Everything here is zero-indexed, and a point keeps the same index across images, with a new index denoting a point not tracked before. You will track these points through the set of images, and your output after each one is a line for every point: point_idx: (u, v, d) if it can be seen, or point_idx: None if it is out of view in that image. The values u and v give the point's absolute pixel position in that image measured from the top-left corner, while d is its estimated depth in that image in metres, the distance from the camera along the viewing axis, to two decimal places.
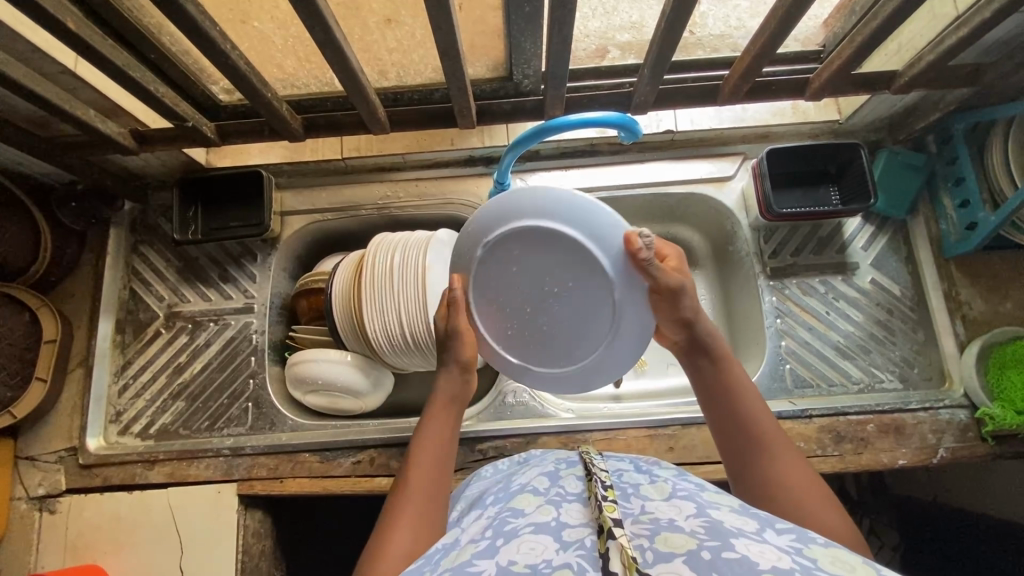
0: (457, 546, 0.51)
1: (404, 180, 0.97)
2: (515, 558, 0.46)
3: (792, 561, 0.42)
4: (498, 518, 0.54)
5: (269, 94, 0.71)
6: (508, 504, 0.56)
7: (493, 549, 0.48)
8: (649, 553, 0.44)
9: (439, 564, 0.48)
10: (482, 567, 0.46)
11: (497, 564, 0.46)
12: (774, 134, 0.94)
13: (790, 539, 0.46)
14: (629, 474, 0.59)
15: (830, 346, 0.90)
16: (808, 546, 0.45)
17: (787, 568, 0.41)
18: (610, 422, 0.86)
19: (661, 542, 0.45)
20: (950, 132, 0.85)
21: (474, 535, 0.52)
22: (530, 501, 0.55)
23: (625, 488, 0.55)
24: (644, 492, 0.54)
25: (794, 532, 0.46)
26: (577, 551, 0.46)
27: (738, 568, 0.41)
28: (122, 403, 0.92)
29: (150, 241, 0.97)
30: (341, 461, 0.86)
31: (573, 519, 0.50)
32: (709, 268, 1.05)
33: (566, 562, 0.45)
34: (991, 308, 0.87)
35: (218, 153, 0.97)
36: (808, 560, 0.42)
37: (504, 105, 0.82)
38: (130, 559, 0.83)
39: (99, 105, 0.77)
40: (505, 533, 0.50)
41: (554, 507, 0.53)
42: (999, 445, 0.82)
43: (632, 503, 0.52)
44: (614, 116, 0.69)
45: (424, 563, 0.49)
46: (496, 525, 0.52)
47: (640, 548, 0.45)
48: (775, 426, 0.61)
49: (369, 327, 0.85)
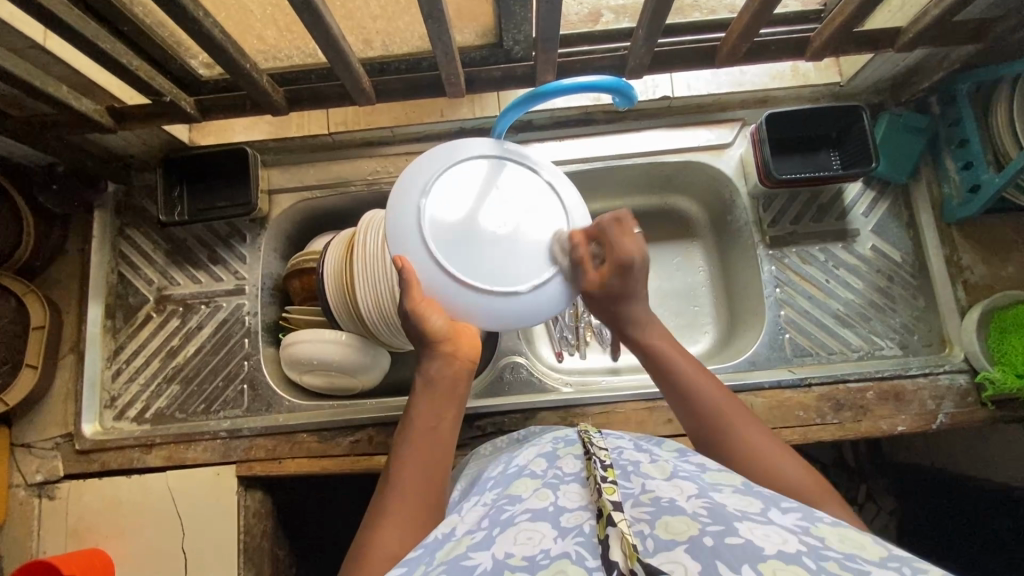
0: (453, 537, 0.51)
1: (394, 155, 0.95)
2: (511, 550, 0.46)
3: (799, 541, 0.43)
4: (495, 505, 0.54)
5: (248, 65, 0.68)
6: (506, 491, 0.56)
7: (490, 539, 0.48)
8: (649, 541, 0.44)
9: (434, 558, 0.49)
10: (478, 561, 0.46)
11: (494, 557, 0.46)
12: (774, 98, 0.91)
13: (795, 518, 0.46)
14: (629, 452, 0.58)
15: (829, 314, 0.89)
16: (814, 524, 0.45)
17: (794, 552, 0.41)
18: (608, 395, 0.85)
19: (661, 529, 0.44)
20: (954, 93, 0.82)
21: (472, 523, 0.52)
22: (528, 485, 0.55)
23: (625, 468, 0.54)
24: (645, 471, 0.54)
25: (799, 511, 0.47)
26: (575, 538, 0.46)
27: (741, 553, 0.41)
28: (116, 388, 0.91)
29: (136, 224, 0.95)
30: (339, 441, 0.86)
31: (571, 502, 0.50)
32: (708, 238, 1.03)
33: (565, 552, 0.44)
34: (993, 274, 0.86)
35: (201, 130, 0.94)
36: (815, 539, 0.43)
37: (495, 72, 0.79)
38: (132, 542, 0.84)
39: (73, 81, 0.74)
40: (501, 522, 0.50)
41: (552, 490, 0.53)
42: (998, 410, 0.81)
43: (632, 482, 0.52)
44: (609, 80, 0.65)
45: (422, 556, 0.49)
46: (493, 514, 0.52)
47: (640, 535, 0.45)
48: (717, 389, 0.64)
49: (363, 304, 0.83)
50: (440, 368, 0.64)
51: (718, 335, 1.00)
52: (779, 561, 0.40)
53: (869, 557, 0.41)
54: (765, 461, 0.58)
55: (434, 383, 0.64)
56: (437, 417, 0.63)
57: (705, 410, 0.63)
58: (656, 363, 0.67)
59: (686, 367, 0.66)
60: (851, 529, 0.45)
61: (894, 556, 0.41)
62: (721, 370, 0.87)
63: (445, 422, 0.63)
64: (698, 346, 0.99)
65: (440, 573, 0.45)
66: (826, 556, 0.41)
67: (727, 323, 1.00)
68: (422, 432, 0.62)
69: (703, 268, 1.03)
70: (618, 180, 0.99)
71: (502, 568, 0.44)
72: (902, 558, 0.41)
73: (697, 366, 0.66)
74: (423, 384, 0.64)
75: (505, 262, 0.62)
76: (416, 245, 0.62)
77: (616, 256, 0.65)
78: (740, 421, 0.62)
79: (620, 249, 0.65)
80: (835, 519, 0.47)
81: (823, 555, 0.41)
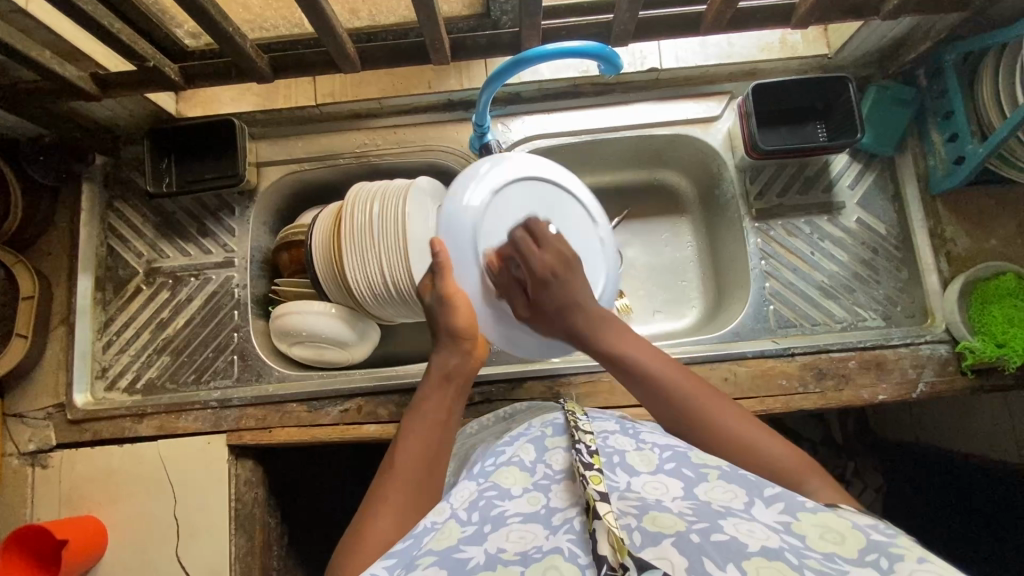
0: (440, 520, 0.52)
1: (381, 128, 0.94)
2: (504, 546, 0.47)
3: (782, 539, 0.43)
4: (483, 494, 0.55)
5: (231, 29, 0.68)
6: (491, 479, 0.57)
7: (481, 535, 0.49)
8: (637, 536, 0.44)
9: (424, 547, 0.49)
10: (470, 554, 0.47)
11: (486, 552, 0.47)
12: (761, 71, 0.91)
13: (778, 509, 0.47)
14: (616, 438, 0.60)
15: (813, 286, 0.89)
16: (795, 518, 0.46)
17: (777, 548, 0.41)
18: (594, 364, 0.86)
19: (649, 521, 0.45)
20: (941, 64, 0.83)
21: (460, 510, 0.53)
22: (518, 479, 0.56)
23: (610, 458, 0.57)
24: (631, 463, 0.56)
25: (783, 500, 0.48)
26: (567, 534, 0.47)
27: (726, 551, 0.41)
28: (108, 358, 0.92)
29: (125, 197, 0.95)
30: (328, 410, 0.87)
31: (560, 501, 0.52)
32: (696, 213, 1.04)
33: (557, 546, 0.46)
34: (976, 245, 0.87)
35: (188, 101, 0.93)
36: (797, 539, 0.43)
37: (480, 39, 0.78)
38: (124, 510, 0.85)
39: (56, 47, 0.73)
40: (492, 518, 0.51)
41: (542, 493, 0.54)
42: (978, 379, 0.82)
43: (619, 477, 0.53)
44: (593, 45, 0.67)
45: (411, 543, 0.50)
46: (483, 508, 0.53)
47: (628, 527, 0.45)
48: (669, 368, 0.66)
49: (350, 275, 0.84)
50: (457, 364, 0.69)
51: (705, 309, 1.00)
52: (763, 558, 0.40)
53: (848, 553, 0.42)
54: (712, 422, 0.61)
55: (449, 376, 0.69)
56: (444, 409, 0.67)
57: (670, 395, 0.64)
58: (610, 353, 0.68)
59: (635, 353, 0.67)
60: (830, 514, 0.47)
61: (871, 546, 0.43)
62: (705, 341, 0.88)
63: (450, 417, 0.67)
64: (685, 320, 1.00)
65: (431, 563, 0.46)
66: (808, 556, 0.41)
67: (713, 297, 1.00)
68: (431, 423, 0.65)
69: (691, 244, 1.04)
70: (607, 154, 0.99)
71: (495, 562, 0.46)
72: (878, 546, 0.43)
73: (653, 350, 0.68)
74: (436, 377, 0.69)
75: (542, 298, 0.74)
76: (468, 258, 0.72)
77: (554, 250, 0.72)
78: (709, 401, 0.63)
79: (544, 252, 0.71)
80: (813, 505, 0.48)
81: (804, 553, 0.41)
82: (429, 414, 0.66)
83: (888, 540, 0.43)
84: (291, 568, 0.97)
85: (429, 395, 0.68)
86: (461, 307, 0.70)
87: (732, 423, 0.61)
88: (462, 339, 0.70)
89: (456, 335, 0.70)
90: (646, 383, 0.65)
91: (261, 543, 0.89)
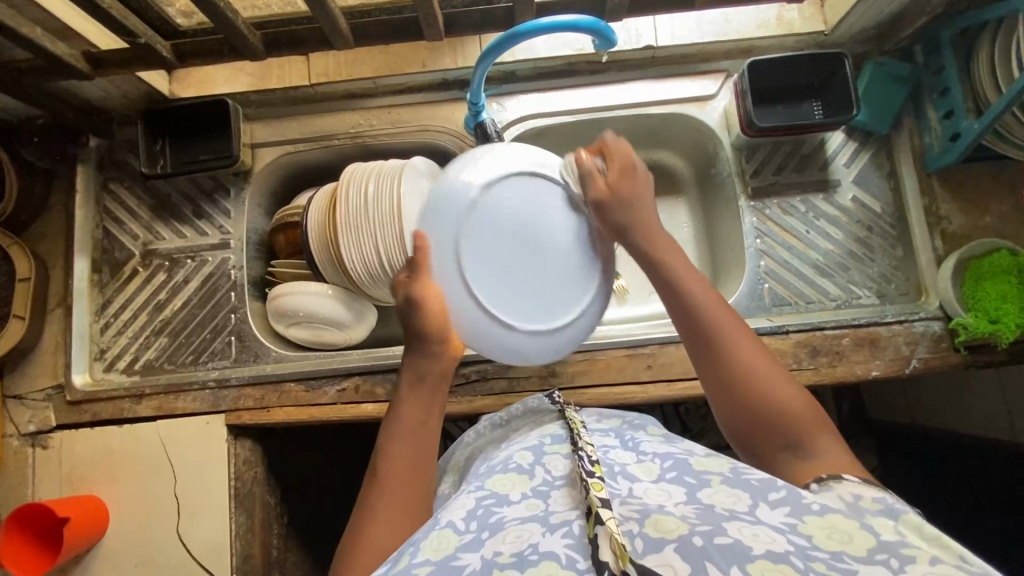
0: (437, 526, 0.52)
1: (376, 108, 0.94)
2: (500, 549, 0.47)
3: (787, 541, 0.44)
4: (482, 503, 0.55)
5: (223, 4, 0.67)
6: (490, 483, 0.58)
7: (479, 541, 0.49)
8: (638, 541, 0.44)
9: (419, 555, 0.49)
10: (468, 561, 0.47)
11: (482, 557, 0.47)
12: (758, 48, 0.91)
13: (784, 512, 0.48)
14: (616, 452, 0.60)
15: (808, 265, 0.90)
16: (801, 520, 0.47)
17: (782, 552, 0.42)
18: (589, 343, 0.87)
19: (650, 527, 0.45)
20: (938, 40, 0.83)
21: (456, 519, 0.52)
22: (517, 485, 0.57)
23: (612, 467, 0.56)
24: (631, 472, 0.56)
25: (789, 504, 0.49)
26: (565, 540, 0.46)
27: (730, 554, 0.42)
28: (105, 340, 0.92)
29: (120, 179, 0.95)
30: (326, 390, 0.87)
31: (561, 506, 0.51)
32: (692, 194, 1.04)
33: (554, 551, 0.45)
34: (971, 222, 0.87)
35: (181, 81, 0.93)
36: (803, 539, 0.45)
37: (473, 15, 0.77)
38: (125, 489, 0.86)
39: (47, 25, 0.73)
40: (490, 525, 0.51)
41: (541, 499, 0.53)
42: (971, 355, 0.83)
43: (619, 484, 0.53)
44: (587, 20, 0.66)
45: (409, 552, 0.50)
46: (481, 517, 0.52)
47: (630, 533, 0.45)
48: (737, 324, 0.64)
49: (345, 254, 0.84)
50: (432, 364, 0.69)
51: None
52: (767, 562, 0.41)
53: (859, 551, 0.44)
54: (760, 389, 0.60)
55: (425, 376, 0.69)
56: (427, 412, 0.67)
57: (718, 344, 0.62)
58: (676, 296, 0.66)
59: (712, 319, 0.63)
60: (839, 515, 0.48)
61: (883, 546, 0.44)
62: None
63: (431, 414, 0.68)
64: None
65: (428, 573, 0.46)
66: (814, 557, 0.42)
67: (708, 278, 1.01)
68: (409, 424, 0.66)
69: (687, 224, 1.04)
70: (603, 134, 0.98)
71: (491, 567, 0.45)
72: (890, 546, 0.44)
73: (733, 315, 0.65)
74: (412, 379, 0.69)
75: (516, 295, 0.75)
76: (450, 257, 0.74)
77: (618, 161, 0.73)
78: (760, 364, 0.61)
79: (617, 153, 0.74)
80: (823, 504, 0.49)
81: (810, 556, 0.42)
82: (410, 416, 0.67)
83: (898, 539, 0.45)
84: (292, 547, 0.98)
85: (408, 398, 0.68)
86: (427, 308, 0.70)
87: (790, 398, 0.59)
88: (430, 339, 0.70)
89: (423, 334, 0.70)
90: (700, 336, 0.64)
91: (261, 521, 0.90)
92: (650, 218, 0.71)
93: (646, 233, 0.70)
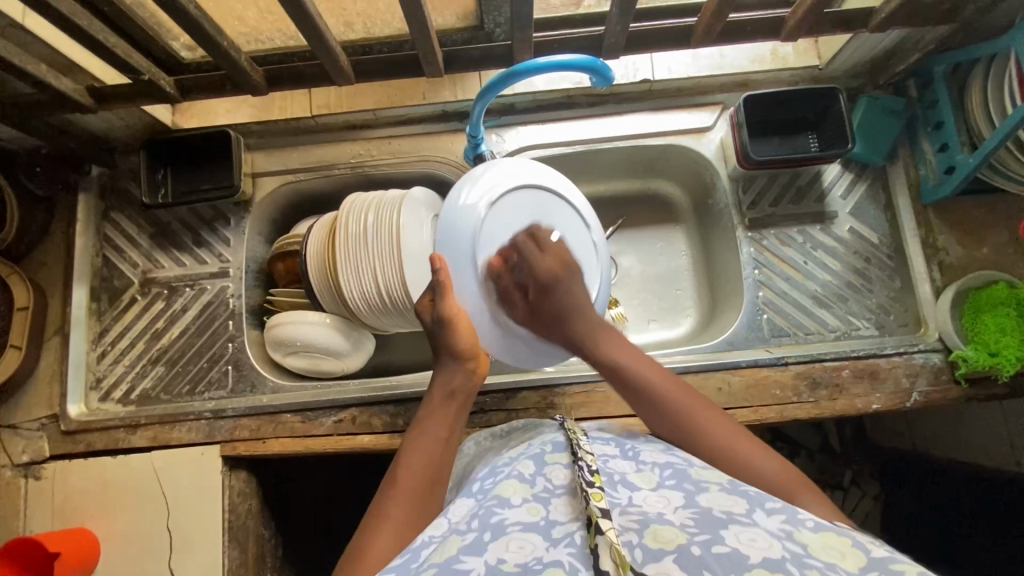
0: (445, 534, 0.53)
1: (376, 138, 0.95)
2: (504, 556, 0.47)
3: (782, 548, 0.44)
4: (484, 507, 0.54)
5: (225, 42, 0.68)
6: (492, 492, 0.56)
7: (481, 545, 0.49)
8: (638, 551, 0.44)
9: (426, 560, 0.50)
10: (471, 565, 0.47)
11: (486, 564, 0.46)
12: (753, 82, 0.92)
13: (780, 520, 0.49)
14: (615, 459, 0.59)
15: (807, 296, 0.90)
16: (797, 528, 0.48)
17: (777, 559, 0.43)
18: (588, 375, 0.86)
19: (651, 537, 0.45)
20: (931, 74, 0.84)
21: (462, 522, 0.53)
22: (517, 491, 0.55)
23: (612, 475, 0.55)
24: (632, 480, 0.54)
25: (783, 513, 0.50)
26: (567, 548, 0.46)
27: (728, 563, 0.42)
28: (102, 369, 0.92)
29: (120, 207, 0.96)
30: (323, 421, 0.86)
31: (561, 515, 0.50)
32: (690, 222, 1.04)
33: (558, 560, 0.45)
34: (969, 253, 0.87)
35: (184, 113, 0.94)
36: (799, 548, 0.45)
37: (473, 52, 0.79)
38: (118, 521, 0.84)
39: (52, 61, 0.74)
40: (492, 527, 0.50)
41: (542, 505, 0.52)
42: (972, 388, 0.82)
43: (619, 492, 0.52)
44: (584, 59, 0.68)
45: (414, 561, 0.51)
46: (483, 516, 0.53)
47: (630, 544, 0.45)
48: (693, 393, 0.66)
49: (345, 285, 0.84)
50: (460, 382, 0.71)
51: (701, 317, 1.01)
52: (763, 570, 0.41)
53: (849, 568, 0.43)
54: (728, 453, 0.61)
55: (450, 395, 0.70)
56: (448, 429, 0.68)
57: (681, 412, 0.64)
58: (620, 368, 0.69)
59: (673, 390, 0.66)
60: (832, 534, 0.48)
61: (872, 563, 0.44)
62: (699, 350, 0.88)
63: (452, 433, 0.68)
64: (680, 329, 1.01)
65: None
66: (808, 565, 0.43)
67: (707, 306, 1.01)
68: (431, 438, 0.66)
69: (686, 253, 1.04)
70: (601, 164, 0.99)
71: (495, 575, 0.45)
72: (880, 563, 0.44)
73: (687, 389, 0.67)
74: (438, 395, 0.70)
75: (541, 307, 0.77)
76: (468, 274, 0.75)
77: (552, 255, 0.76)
78: (719, 424, 0.63)
79: (551, 252, 0.76)
80: (818, 521, 0.50)
81: (805, 563, 0.42)
82: (432, 431, 0.67)
83: (889, 556, 0.44)
84: None
85: (430, 414, 0.69)
86: (462, 329, 0.71)
87: (750, 454, 0.61)
88: (462, 359, 0.71)
89: (460, 355, 0.71)
90: (653, 402, 0.66)
91: (255, 555, 0.89)
92: (585, 307, 0.74)
93: (581, 317, 0.73)
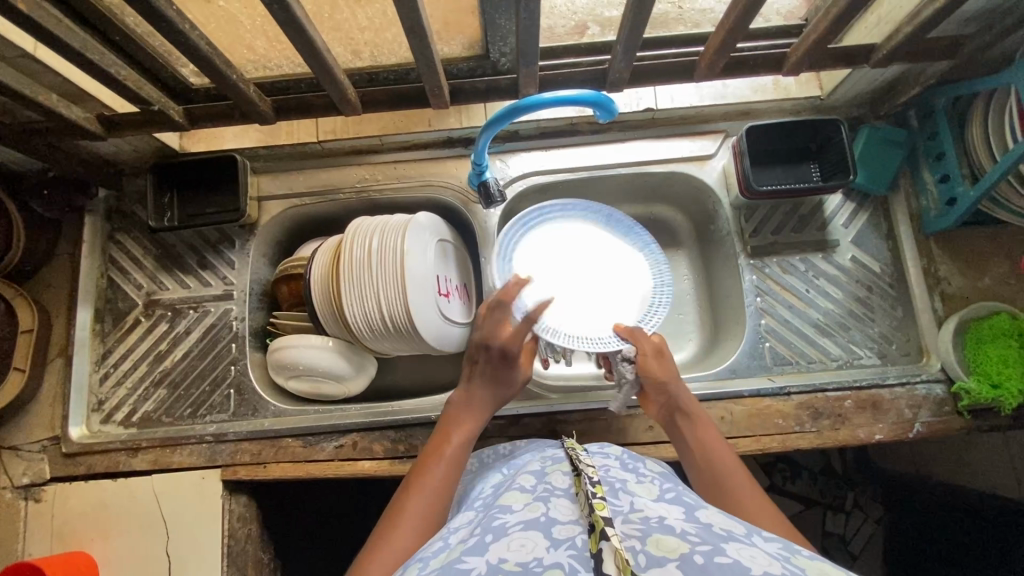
0: (446, 547, 0.51)
1: (382, 163, 0.96)
2: (505, 556, 0.45)
3: (782, 566, 0.43)
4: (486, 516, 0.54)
5: (234, 75, 0.69)
6: (496, 503, 0.56)
7: (482, 546, 0.47)
8: (642, 557, 0.43)
9: (429, 566, 0.48)
10: (472, 565, 0.45)
11: (487, 562, 0.45)
12: (755, 111, 0.93)
13: (778, 546, 0.46)
14: (616, 470, 0.59)
15: (809, 324, 0.90)
16: (794, 555, 0.45)
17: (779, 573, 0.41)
18: (589, 403, 0.86)
19: (652, 545, 0.45)
20: (932, 106, 0.85)
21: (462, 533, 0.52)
22: (518, 498, 0.54)
23: (613, 485, 0.55)
24: (633, 490, 0.55)
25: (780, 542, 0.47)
26: (567, 550, 0.45)
27: (730, 572, 0.41)
28: (104, 391, 0.92)
29: (126, 229, 0.96)
30: (324, 446, 0.86)
31: (562, 515, 0.50)
32: (692, 247, 1.05)
33: (557, 562, 0.44)
34: (970, 284, 0.88)
35: (191, 137, 0.95)
36: (797, 568, 0.43)
37: (479, 84, 0.80)
38: (117, 546, 0.84)
39: (63, 90, 0.75)
40: (493, 530, 0.49)
41: (543, 503, 0.52)
42: (974, 420, 0.82)
43: (621, 501, 0.52)
44: (590, 94, 0.68)
45: (418, 567, 0.49)
46: (484, 523, 0.51)
47: (632, 550, 0.45)
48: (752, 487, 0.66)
49: (348, 310, 0.84)
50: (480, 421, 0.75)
51: (703, 343, 1.00)
52: None
53: None
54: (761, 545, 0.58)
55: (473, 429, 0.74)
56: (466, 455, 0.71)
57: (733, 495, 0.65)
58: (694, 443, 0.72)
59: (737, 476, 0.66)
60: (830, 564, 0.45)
61: None
62: (701, 378, 0.88)
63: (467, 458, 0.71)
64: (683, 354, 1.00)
65: None
66: None
67: (710, 332, 1.01)
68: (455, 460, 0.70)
69: (688, 278, 1.04)
70: (604, 190, 1.00)
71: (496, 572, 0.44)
72: None
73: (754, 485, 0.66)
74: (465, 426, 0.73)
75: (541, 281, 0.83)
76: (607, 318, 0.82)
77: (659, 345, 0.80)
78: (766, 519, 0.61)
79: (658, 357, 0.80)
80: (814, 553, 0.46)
81: None
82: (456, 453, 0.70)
83: None
84: None
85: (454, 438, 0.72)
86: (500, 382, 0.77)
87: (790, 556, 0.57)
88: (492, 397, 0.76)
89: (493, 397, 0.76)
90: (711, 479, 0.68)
91: None
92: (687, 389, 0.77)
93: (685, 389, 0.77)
